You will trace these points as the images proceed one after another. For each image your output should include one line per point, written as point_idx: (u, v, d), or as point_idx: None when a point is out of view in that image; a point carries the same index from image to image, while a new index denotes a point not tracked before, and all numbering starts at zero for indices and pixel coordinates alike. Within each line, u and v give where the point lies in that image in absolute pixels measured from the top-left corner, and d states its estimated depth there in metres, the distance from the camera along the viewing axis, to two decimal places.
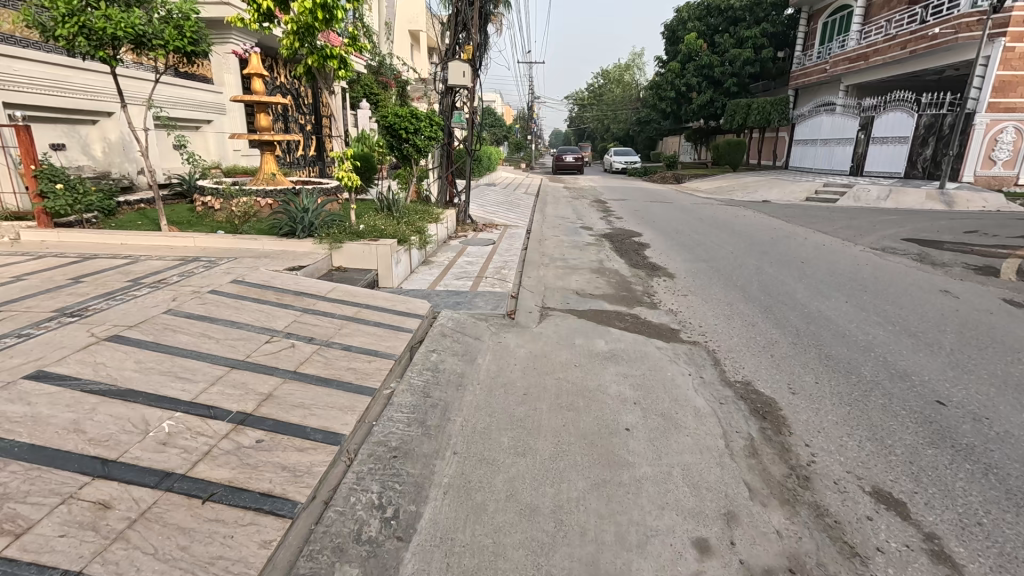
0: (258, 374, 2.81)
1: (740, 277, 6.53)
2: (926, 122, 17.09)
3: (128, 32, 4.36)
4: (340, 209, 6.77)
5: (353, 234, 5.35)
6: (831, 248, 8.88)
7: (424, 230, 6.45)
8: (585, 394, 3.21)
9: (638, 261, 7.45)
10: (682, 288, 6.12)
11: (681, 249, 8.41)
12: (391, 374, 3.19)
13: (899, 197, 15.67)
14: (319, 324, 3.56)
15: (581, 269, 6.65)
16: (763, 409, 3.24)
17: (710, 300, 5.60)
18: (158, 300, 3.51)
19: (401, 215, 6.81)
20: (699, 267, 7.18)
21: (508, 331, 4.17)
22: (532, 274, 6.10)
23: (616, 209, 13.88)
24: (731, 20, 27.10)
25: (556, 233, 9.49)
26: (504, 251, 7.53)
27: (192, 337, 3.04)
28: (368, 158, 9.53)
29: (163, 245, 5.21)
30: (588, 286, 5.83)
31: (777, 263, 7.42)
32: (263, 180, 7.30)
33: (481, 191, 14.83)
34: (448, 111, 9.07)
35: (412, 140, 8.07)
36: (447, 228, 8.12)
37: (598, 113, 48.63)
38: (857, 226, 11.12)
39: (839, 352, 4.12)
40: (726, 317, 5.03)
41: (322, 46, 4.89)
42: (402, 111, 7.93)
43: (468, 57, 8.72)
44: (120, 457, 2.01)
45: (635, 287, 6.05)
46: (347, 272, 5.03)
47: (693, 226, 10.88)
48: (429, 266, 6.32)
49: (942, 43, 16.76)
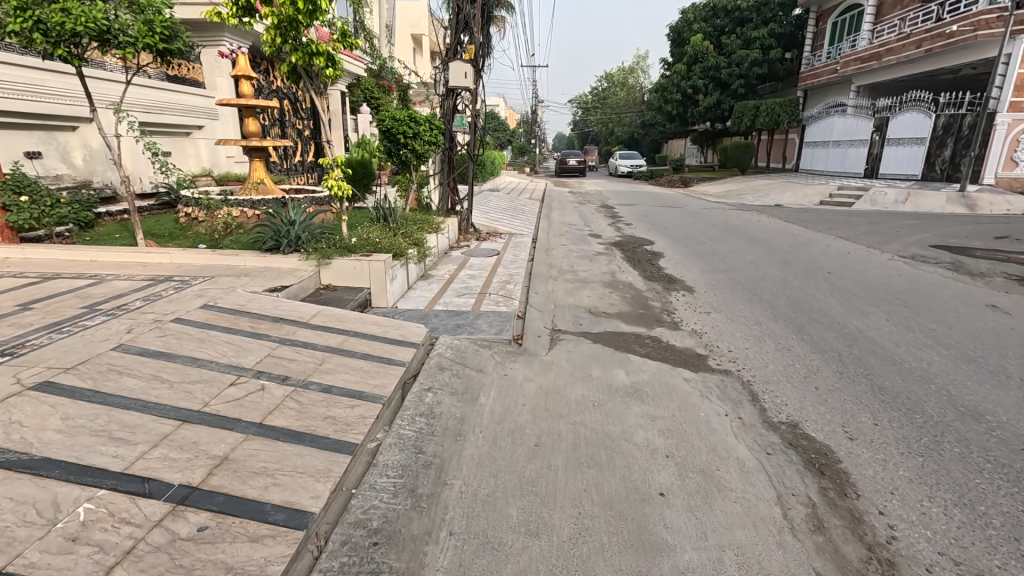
0: (215, 428, 2.32)
1: (765, 291, 6.02)
2: (944, 123, 16.49)
3: (91, 27, 3.93)
4: (333, 220, 6.32)
5: (343, 249, 4.88)
6: (857, 256, 8.35)
7: (423, 242, 5.99)
8: (608, 445, 2.70)
9: (653, 273, 6.95)
10: (704, 303, 5.61)
11: (697, 258, 7.90)
12: (377, 422, 2.70)
13: (917, 200, 15.13)
14: (296, 359, 3.08)
15: (592, 283, 6.17)
16: (819, 462, 2.72)
17: (736, 318, 5.10)
18: (110, 331, 3.03)
19: (399, 225, 6.35)
20: (719, 279, 6.67)
21: (514, 361, 3.67)
22: (539, 289, 5.62)
23: (625, 214, 13.37)
24: (738, 21, 26.52)
25: (563, 242, 9.00)
26: (509, 262, 7.04)
27: (140, 380, 2.56)
28: (366, 164, 9.09)
29: (137, 261, 4.77)
30: (602, 303, 5.32)
31: (802, 274, 6.90)
32: (253, 189, 6.85)
33: (485, 197, 14.38)
34: (449, 114, 8.61)
35: (410, 145, 7.60)
36: (448, 238, 7.65)
37: (602, 116, 48.21)
38: (879, 232, 10.58)
39: (894, 383, 3.61)
40: (757, 339, 4.52)
41: (307, 41, 4.43)
42: (400, 115, 7.48)
43: (470, 57, 8.27)
44: (8, 565, 1.54)
45: (653, 303, 5.55)
46: (336, 291, 4.57)
47: (707, 233, 10.38)
48: (428, 280, 5.86)
49: (959, 41, 16.30)
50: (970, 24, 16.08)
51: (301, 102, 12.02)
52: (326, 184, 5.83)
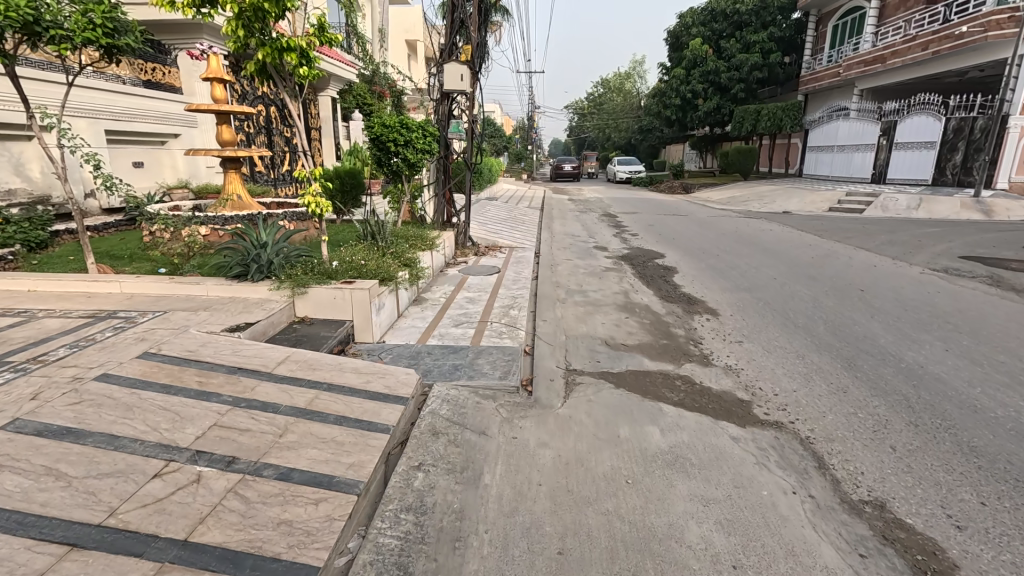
0: (116, 556, 1.66)
1: (799, 314, 5.39)
2: (954, 126, 16.07)
3: (12, 17, 3.29)
4: (314, 240, 5.67)
5: (322, 275, 4.22)
6: (886, 269, 7.73)
7: (414, 263, 5.34)
8: (655, 551, 2.05)
9: (669, 292, 6.30)
10: (733, 330, 4.97)
11: (715, 274, 7.27)
12: (350, 526, 2.04)
13: (930, 206, 14.59)
14: (250, 432, 2.41)
15: (605, 306, 5.51)
16: (931, 569, 2.07)
17: (772, 349, 4.47)
18: (9, 399, 2.36)
19: (387, 243, 5.67)
20: (744, 299, 6.04)
21: (524, 418, 3.02)
22: (547, 316, 4.98)
23: (629, 223, 12.76)
24: (737, 25, 26.16)
25: (568, 256, 8.35)
26: (512, 281, 6.40)
27: (26, 478, 1.89)
28: (356, 174, 8.40)
29: (82, 292, 4.12)
30: (620, 333, 4.66)
31: (834, 292, 6.28)
32: (227, 204, 6.17)
33: (483, 206, 13.81)
34: (444, 119, 7.95)
35: (401, 154, 6.98)
36: (443, 254, 7.02)
37: (598, 122, 47.91)
38: (901, 241, 10.02)
39: (987, 441, 2.97)
40: (803, 377, 3.89)
41: (277, 35, 3.79)
42: (391, 121, 6.87)
43: (467, 59, 7.67)
44: None
45: (676, 330, 4.91)
46: (313, 326, 3.91)
47: (719, 244, 9.76)
48: (420, 306, 5.21)
49: (969, 42, 15.83)
50: (980, 25, 15.62)
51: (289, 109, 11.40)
52: (302, 200, 5.18)
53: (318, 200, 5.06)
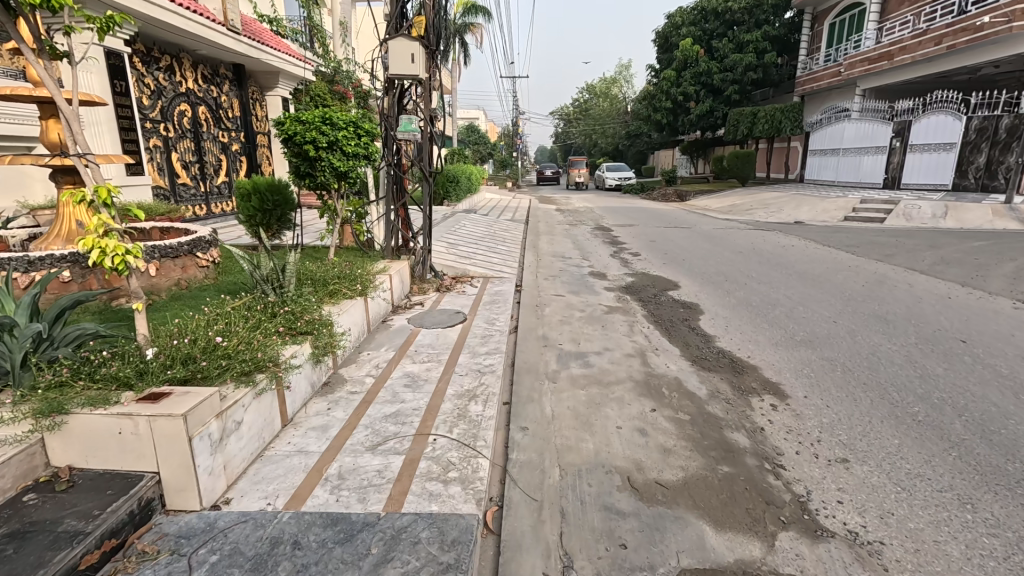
0: None
1: (908, 396, 3.57)
2: (976, 126, 14.44)
3: None
4: (168, 306, 3.76)
5: (108, 384, 2.28)
6: (966, 303, 5.99)
7: (318, 331, 3.41)
8: None
9: (703, 351, 4.47)
10: (823, 433, 3.13)
11: (754, 316, 5.47)
12: None
13: (959, 214, 13.01)
14: None
15: (616, 386, 3.63)
16: None
17: (908, 483, 2.63)
18: None
19: (285, 294, 3.73)
20: (810, 362, 4.22)
21: None
22: (526, 418, 3.11)
23: (628, 239, 10.94)
24: (730, 24, 24.76)
25: (558, 290, 6.50)
26: (481, 337, 4.55)
27: None
28: (282, 188, 6.48)
29: None
30: (649, 455, 2.79)
31: (931, 348, 4.48)
32: (61, 236, 4.25)
33: (458, 220, 11.97)
34: (392, 116, 5.90)
35: (324, 160, 5.09)
36: (387, 296, 5.12)
37: (584, 128, 46.30)
38: (955, 260, 8.34)
39: None
40: (1007, 572, 2.06)
41: None
42: (307, 113, 4.97)
43: (420, 33, 5.75)
44: None
45: (736, 438, 3.06)
46: (68, 499, 1.99)
47: (741, 268, 7.98)
48: (328, 401, 3.29)
49: (991, 34, 14.38)
50: (1004, 15, 14.17)
51: (145, 92, 8.61)
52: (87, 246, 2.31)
53: (103, 243, 2.35)
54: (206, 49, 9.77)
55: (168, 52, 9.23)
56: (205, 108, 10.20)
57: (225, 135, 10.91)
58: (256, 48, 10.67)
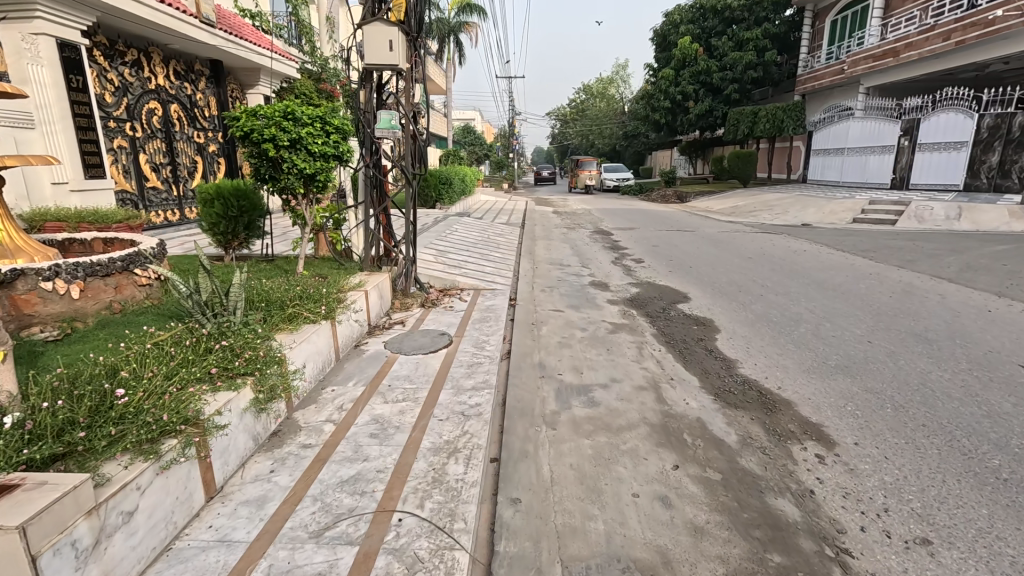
0: None
1: (983, 443, 2.94)
2: (989, 124, 13.89)
3: None
4: (86, 339, 3.11)
5: None
6: (1009, 317, 5.39)
7: (262, 371, 2.76)
8: None
9: (726, 381, 3.83)
10: (889, 498, 2.51)
11: (778, 335, 4.84)
12: None
13: (974, 216, 12.44)
14: None
15: (628, 433, 2.99)
16: None
17: None
18: None
19: (226, 323, 3.09)
20: (853, 396, 3.59)
21: None
22: (518, 485, 2.47)
23: (629, 244, 10.33)
24: (729, 21, 24.16)
25: (556, 305, 5.86)
26: (468, 366, 3.91)
27: None
28: (249, 192, 5.83)
29: None
30: (676, 540, 2.16)
31: (990, 376, 3.86)
32: None
33: (449, 225, 11.33)
34: (369, 111, 5.26)
35: (286, 159, 4.45)
36: (361, 317, 4.46)
37: (581, 129, 45.68)
38: (983, 266, 7.75)
39: None
40: None
41: None
42: (266, 107, 4.33)
43: (398, 18, 5.11)
44: None
45: (782, 507, 2.43)
46: None
47: (754, 277, 7.36)
48: (273, 459, 2.64)
49: (1002, 28, 13.95)
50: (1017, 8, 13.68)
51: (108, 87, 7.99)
52: None
53: None
54: (178, 43, 9.11)
55: (135, 46, 8.61)
56: (179, 106, 9.57)
57: (201, 135, 10.27)
58: (234, 43, 10.01)
